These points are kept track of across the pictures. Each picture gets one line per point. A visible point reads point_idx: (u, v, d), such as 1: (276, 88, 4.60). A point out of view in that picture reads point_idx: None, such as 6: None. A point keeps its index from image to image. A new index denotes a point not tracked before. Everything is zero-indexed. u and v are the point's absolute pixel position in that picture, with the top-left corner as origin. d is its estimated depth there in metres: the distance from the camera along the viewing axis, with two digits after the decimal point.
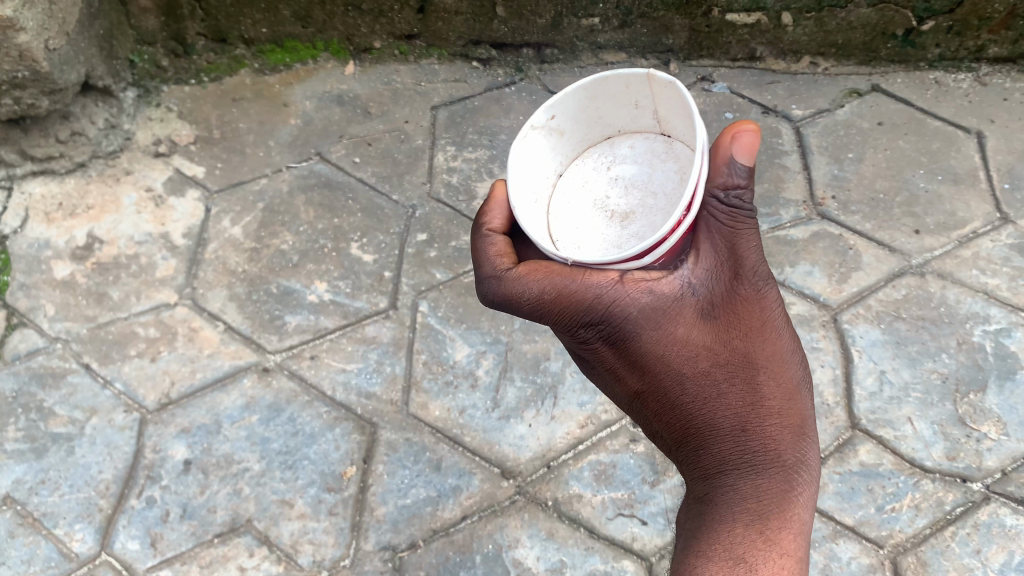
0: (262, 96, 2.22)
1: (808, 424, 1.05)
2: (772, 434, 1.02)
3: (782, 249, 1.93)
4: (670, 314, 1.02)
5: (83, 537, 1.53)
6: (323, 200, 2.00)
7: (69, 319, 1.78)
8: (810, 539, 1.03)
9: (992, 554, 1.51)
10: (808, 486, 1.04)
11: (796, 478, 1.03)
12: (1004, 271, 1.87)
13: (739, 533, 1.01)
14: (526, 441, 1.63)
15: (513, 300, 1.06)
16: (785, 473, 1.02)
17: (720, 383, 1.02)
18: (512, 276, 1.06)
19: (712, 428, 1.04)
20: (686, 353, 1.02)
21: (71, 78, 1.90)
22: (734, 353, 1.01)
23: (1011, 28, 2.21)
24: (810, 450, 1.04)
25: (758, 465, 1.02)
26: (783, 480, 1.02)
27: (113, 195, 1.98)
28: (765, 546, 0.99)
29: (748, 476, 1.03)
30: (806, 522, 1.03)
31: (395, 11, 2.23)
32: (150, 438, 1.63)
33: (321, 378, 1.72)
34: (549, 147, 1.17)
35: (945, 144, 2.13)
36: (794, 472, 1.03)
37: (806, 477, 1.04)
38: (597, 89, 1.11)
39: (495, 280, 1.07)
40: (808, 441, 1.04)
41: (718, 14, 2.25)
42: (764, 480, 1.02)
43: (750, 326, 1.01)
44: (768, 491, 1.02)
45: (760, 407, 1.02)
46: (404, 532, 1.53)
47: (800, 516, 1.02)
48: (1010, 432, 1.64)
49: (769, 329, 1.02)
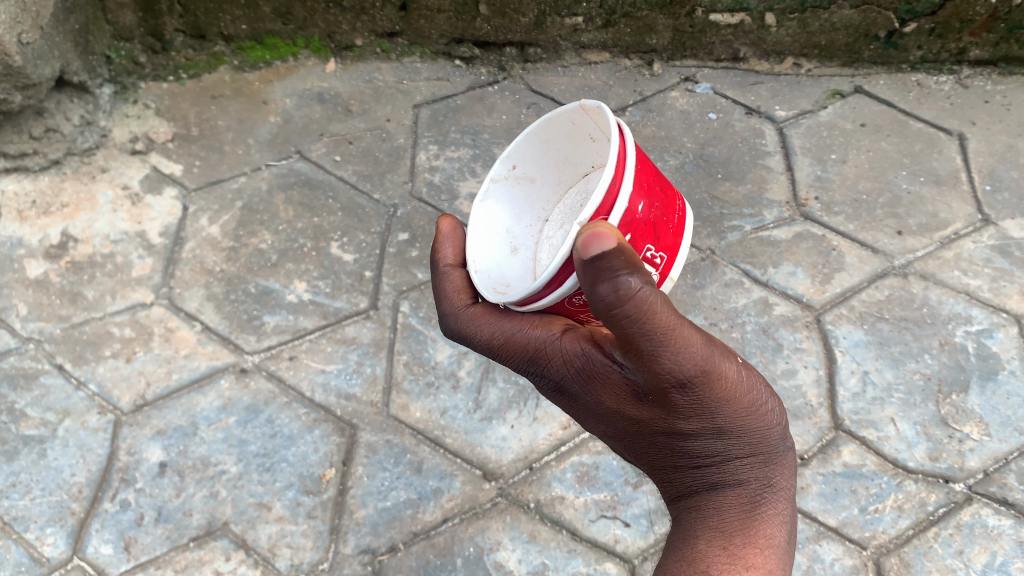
0: (242, 94, 2.19)
1: (772, 452, 1.04)
2: (730, 467, 1.02)
3: (765, 249, 1.92)
4: (610, 378, 1.01)
5: (55, 541, 1.48)
6: (302, 199, 1.98)
7: (42, 318, 1.74)
8: (784, 557, 1.01)
9: (974, 554, 1.50)
10: (775, 506, 1.03)
11: (759, 499, 1.03)
12: (985, 272, 1.88)
13: (702, 551, 1.00)
14: (507, 443, 1.62)
15: (468, 337, 1.12)
16: (747, 495, 1.03)
17: (669, 436, 1.02)
18: (467, 316, 1.11)
19: (671, 462, 1.06)
20: (630, 410, 1.03)
21: (45, 73, 1.86)
22: (677, 420, 0.99)
23: (991, 31, 2.23)
24: (776, 474, 1.04)
25: (720, 488, 1.03)
26: (746, 501, 1.02)
27: (89, 192, 1.94)
28: (729, 559, 0.98)
29: (712, 500, 1.04)
30: (778, 541, 1.01)
31: (377, 8, 2.22)
32: (124, 440, 1.59)
33: (300, 379, 1.69)
34: (522, 195, 1.22)
35: (927, 146, 2.13)
36: (757, 495, 1.03)
37: (773, 495, 1.03)
38: (548, 130, 1.14)
39: (447, 317, 1.14)
40: (772, 466, 1.04)
41: (702, 14, 2.25)
42: (724, 501, 1.03)
43: (693, 400, 0.96)
44: (729, 514, 1.02)
45: (718, 450, 1.01)
46: (383, 535, 1.50)
47: (768, 532, 1.01)
48: (991, 432, 1.64)
49: (715, 399, 0.96)
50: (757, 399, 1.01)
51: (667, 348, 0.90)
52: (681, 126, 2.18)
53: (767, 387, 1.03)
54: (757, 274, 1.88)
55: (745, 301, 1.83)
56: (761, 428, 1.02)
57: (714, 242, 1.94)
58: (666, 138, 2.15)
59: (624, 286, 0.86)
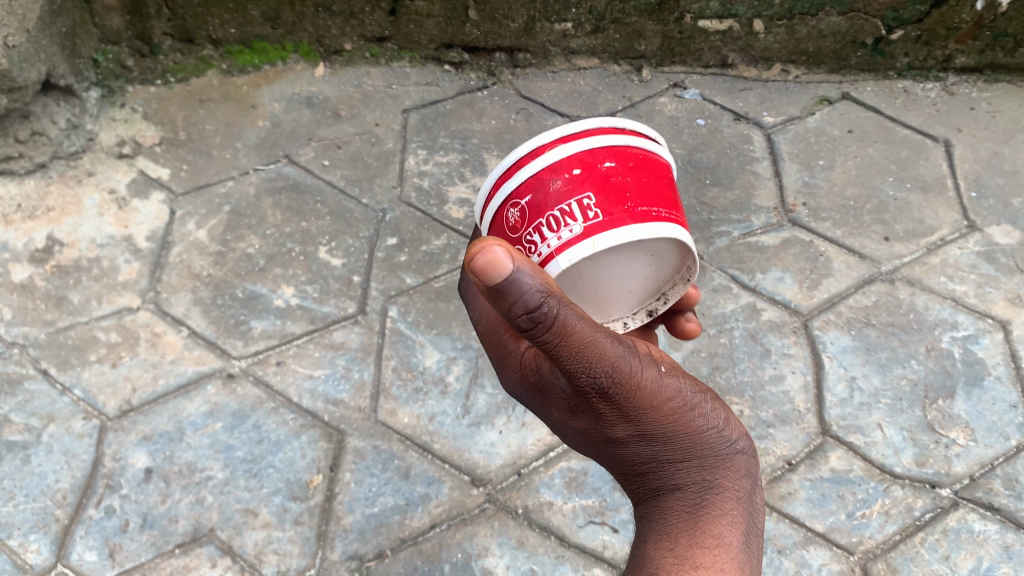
0: (230, 98, 2.18)
1: (710, 456, 1.05)
2: (670, 472, 1.04)
3: (753, 255, 1.93)
4: (552, 392, 1.04)
5: (38, 548, 1.47)
6: (290, 203, 1.97)
7: (27, 323, 1.72)
8: (740, 555, 0.98)
9: (960, 560, 1.50)
10: (721, 505, 1.02)
11: (705, 501, 1.03)
12: (971, 278, 1.89)
13: (650, 554, 1.01)
14: (495, 449, 1.61)
15: (470, 313, 1.17)
16: (689, 499, 1.03)
17: (610, 446, 1.05)
18: (473, 296, 1.16)
19: (620, 470, 1.08)
20: (575, 423, 1.06)
21: (31, 76, 1.85)
22: (612, 428, 1.02)
23: (977, 39, 2.25)
24: (718, 476, 1.04)
25: (666, 494, 1.05)
26: (690, 504, 1.03)
27: (74, 196, 1.93)
28: (677, 561, 0.97)
29: (661, 505, 1.05)
30: (730, 541, 0.99)
31: (366, 13, 2.22)
32: (109, 445, 1.58)
33: (287, 385, 1.68)
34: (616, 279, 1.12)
35: (913, 153, 2.15)
36: (701, 498, 1.03)
37: (719, 497, 1.03)
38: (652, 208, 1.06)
39: (462, 293, 1.19)
40: (712, 471, 1.04)
41: (691, 21, 2.26)
42: (671, 506, 1.04)
43: (616, 408, 0.99)
44: (676, 519, 1.03)
45: (655, 457, 1.04)
46: (370, 541, 1.50)
47: (718, 534, 0.99)
48: (977, 438, 1.65)
49: (641, 398, 0.98)
50: (686, 405, 1.02)
51: (585, 353, 0.91)
52: (669, 131, 2.19)
53: (699, 392, 1.05)
54: (745, 280, 1.88)
55: (733, 306, 1.84)
56: (693, 432, 1.03)
57: (703, 247, 1.94)
58: None
59: (539, 313, 0.85)
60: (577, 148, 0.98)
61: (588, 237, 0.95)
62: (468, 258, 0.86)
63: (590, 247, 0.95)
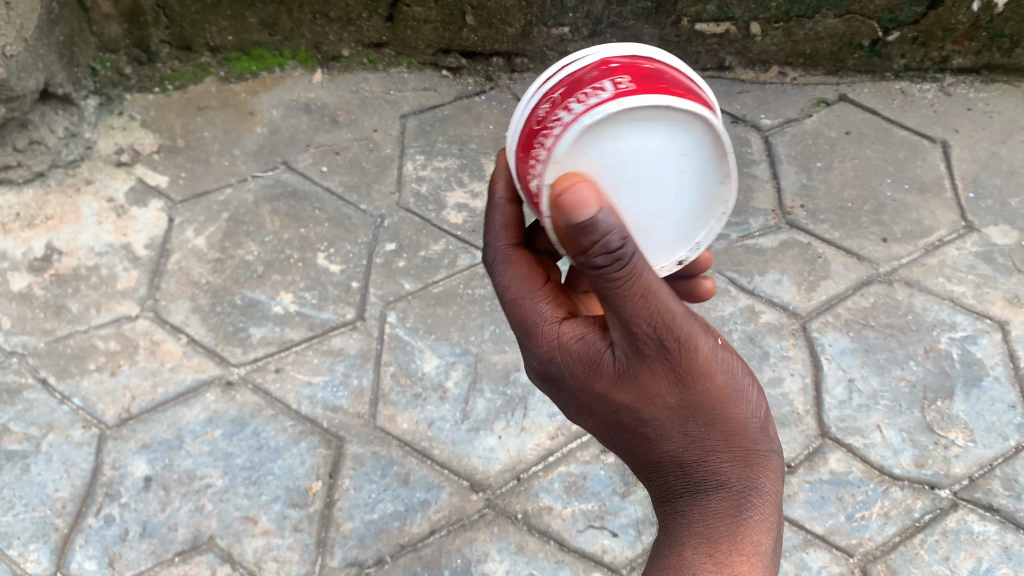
0: (228, 105, 2.18)
1: (755, 454, 1.03)
2: (712, 464, 1.02)
3: (751, 258, 1.93)
4: (597, 364, 0.98)
5: (38, 557, 1.47)
6: (288, 210, 1.98)
7: (26, 332, 1.73)
8: (769, 563, 1.01)
9: (959, 561, 1.50)
10: (758, 508, 1.03)
11: (744, 502, 1.03)
12: (969, 279, 1.89)
13: (688, 559, 1.00)
14: (495, 454, 1.61)
15: (494, 277, 1.07)
16: (730, 499, 1.02)
17: (651, 426, 1.00)
18: (502, 256, 1.06)
19: (654, 463, 1.05)
20: (615, 403, 1.00)
21: (29, 85, 1.85)
22: (662, 406, 0.98)
23: (973, 39, 2.26)
24: (757, 477, 1.03)
25: (704, 491, 1.03)
26: (729, 504, 1.03)
27: (73, 205, 1.93)
28: (715, 567, 0.98)
29: (696, 503, 1.04)
30: (764, 547, 1.02)
31: (363, 19, 2.23)
32: (108, 454, 1.58)
33: (286, 392, 1.68)
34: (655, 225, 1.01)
35: (911, 154, 2.15)
36: (741, 498, 1.02)
37: (758, 500, 1.03)
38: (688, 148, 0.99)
39: (485, 253, 1.09)
40: (754, 469, 1.03)
41: (687, 24, 2.26)
42: (708, 505, 1.03)
43: (671, 379, 0.95)
44: (714, 518, 1.02)
45: (698, 445, 1.01)
46: (370, 547, 1.50)
47: (754, 538, 1.01)
48: (976, 438, 1.65)
49: (696, 372, 0.94)
50: (737, 390, 0.99)
51: (649, 310, 0.87)
52: None
53: (749, 376, 1.02)
54: (743, 282, 1.88)
55: (731, 309, 1.84)
56: (741, 422, 1.01)
57: None
58: None
59: (616, 249, 0.83)
60: (590, 59, 0.94)
61: (614, 100, 0.86)
62: (557, 194, 0.85)
63: (616, 107, 0.86)
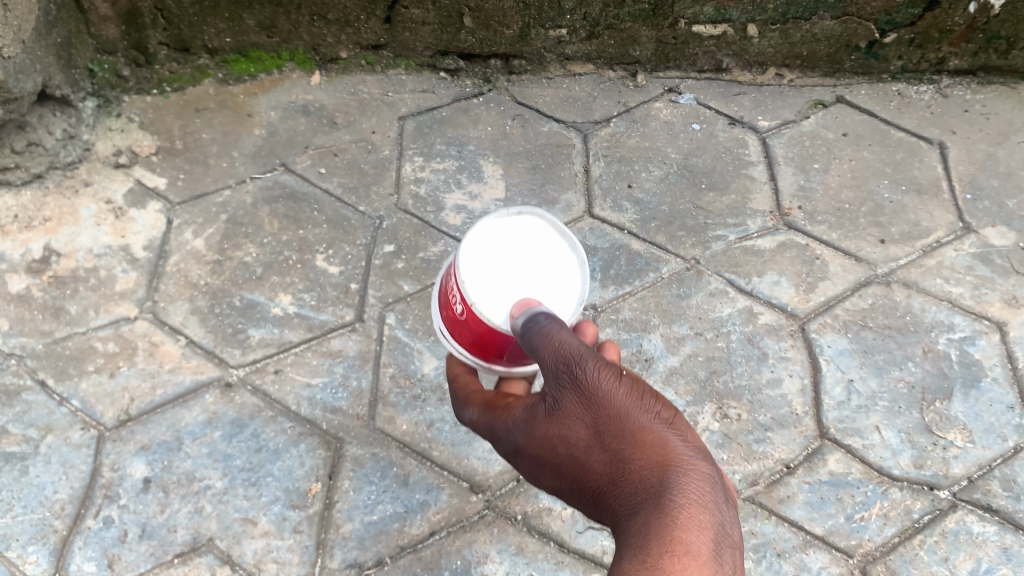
0: (226, 107, 2.18)
1: (691, 471, 0.80)
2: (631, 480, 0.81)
3: (749, 259, 1.94)
4: (530, 422, 0.92)
5: (37, 559, 1.45)
6: (288, 211, 1.98)
7: (24, 334, 1.72)
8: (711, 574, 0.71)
9: (959, 561, 1.50)
10: (702, 523, 0.75)
11: (672, 508, 0.76)
12: (967, 280, 1.89)
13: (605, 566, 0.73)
14: (494, 455, 1.61)
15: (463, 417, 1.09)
16: (655, 504, 0.77)
17: (568, 463, 0.87)
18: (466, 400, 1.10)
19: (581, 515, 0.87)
20: (539, 452, 0.91)
21: (27, 87, 1.85)
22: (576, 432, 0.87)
23: (970, 41, 2.26)
24: (681, 479, 0.79)
25: (629, 508, 0.79)
26: (654, 512, 0.76)
27: (71, 206, 1.92)
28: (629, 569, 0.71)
29: (624, 524, 0.78)
30: (697, 549, 0.73)
31: (361, 20, 2.23)
32: (107, 456, 1.57)
33: (285, 393, 1.68)
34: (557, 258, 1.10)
35: (908, 155, 2.16)
36: (653, 504, 0.77)
37: (689, 505, 0.77)
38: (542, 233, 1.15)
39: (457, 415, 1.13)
40: (686, 479, 0.79)
41: (685, 26, 2.27)
42: (638, 518, 0.77)
43: (581, 397, 0.86)
44: (641, 526, 0.76)
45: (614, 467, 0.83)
46: (370, 549, 1.49)
47: (686, 544, 0.73)
48: (975, 439, 1.65)
49: (604, 387, 0.86)
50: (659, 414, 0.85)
51: (559, 345, 0.88)
52: (664, 137, 2.21)
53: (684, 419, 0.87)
54: (742, 283, 1.89)
55: (730, 310, 1.84)
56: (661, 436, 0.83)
57: (699, 252, 1.95)
58: (649, 149, 2.17)
59: (543, 316, 0.92)
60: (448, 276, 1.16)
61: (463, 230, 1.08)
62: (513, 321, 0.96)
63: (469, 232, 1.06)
